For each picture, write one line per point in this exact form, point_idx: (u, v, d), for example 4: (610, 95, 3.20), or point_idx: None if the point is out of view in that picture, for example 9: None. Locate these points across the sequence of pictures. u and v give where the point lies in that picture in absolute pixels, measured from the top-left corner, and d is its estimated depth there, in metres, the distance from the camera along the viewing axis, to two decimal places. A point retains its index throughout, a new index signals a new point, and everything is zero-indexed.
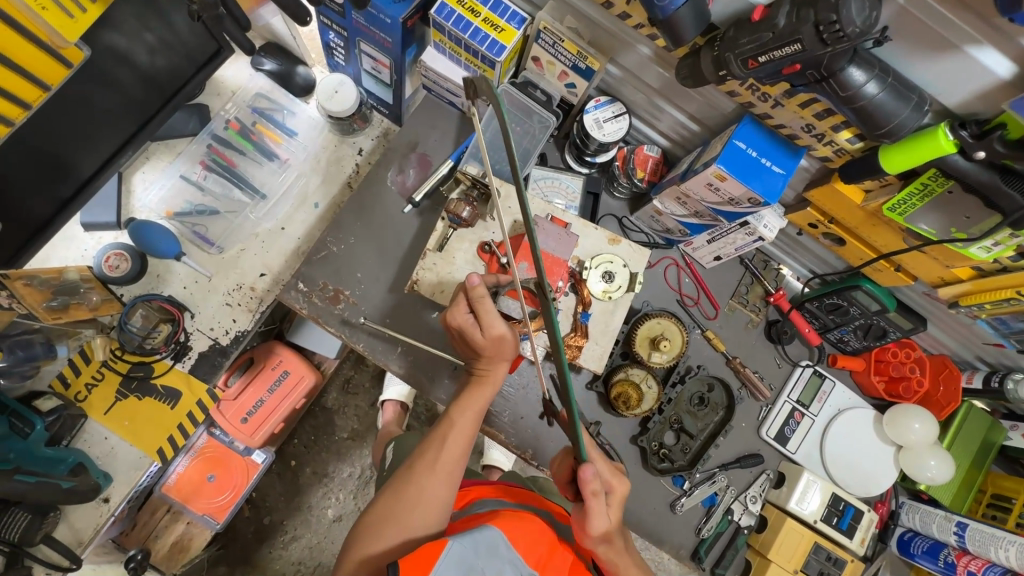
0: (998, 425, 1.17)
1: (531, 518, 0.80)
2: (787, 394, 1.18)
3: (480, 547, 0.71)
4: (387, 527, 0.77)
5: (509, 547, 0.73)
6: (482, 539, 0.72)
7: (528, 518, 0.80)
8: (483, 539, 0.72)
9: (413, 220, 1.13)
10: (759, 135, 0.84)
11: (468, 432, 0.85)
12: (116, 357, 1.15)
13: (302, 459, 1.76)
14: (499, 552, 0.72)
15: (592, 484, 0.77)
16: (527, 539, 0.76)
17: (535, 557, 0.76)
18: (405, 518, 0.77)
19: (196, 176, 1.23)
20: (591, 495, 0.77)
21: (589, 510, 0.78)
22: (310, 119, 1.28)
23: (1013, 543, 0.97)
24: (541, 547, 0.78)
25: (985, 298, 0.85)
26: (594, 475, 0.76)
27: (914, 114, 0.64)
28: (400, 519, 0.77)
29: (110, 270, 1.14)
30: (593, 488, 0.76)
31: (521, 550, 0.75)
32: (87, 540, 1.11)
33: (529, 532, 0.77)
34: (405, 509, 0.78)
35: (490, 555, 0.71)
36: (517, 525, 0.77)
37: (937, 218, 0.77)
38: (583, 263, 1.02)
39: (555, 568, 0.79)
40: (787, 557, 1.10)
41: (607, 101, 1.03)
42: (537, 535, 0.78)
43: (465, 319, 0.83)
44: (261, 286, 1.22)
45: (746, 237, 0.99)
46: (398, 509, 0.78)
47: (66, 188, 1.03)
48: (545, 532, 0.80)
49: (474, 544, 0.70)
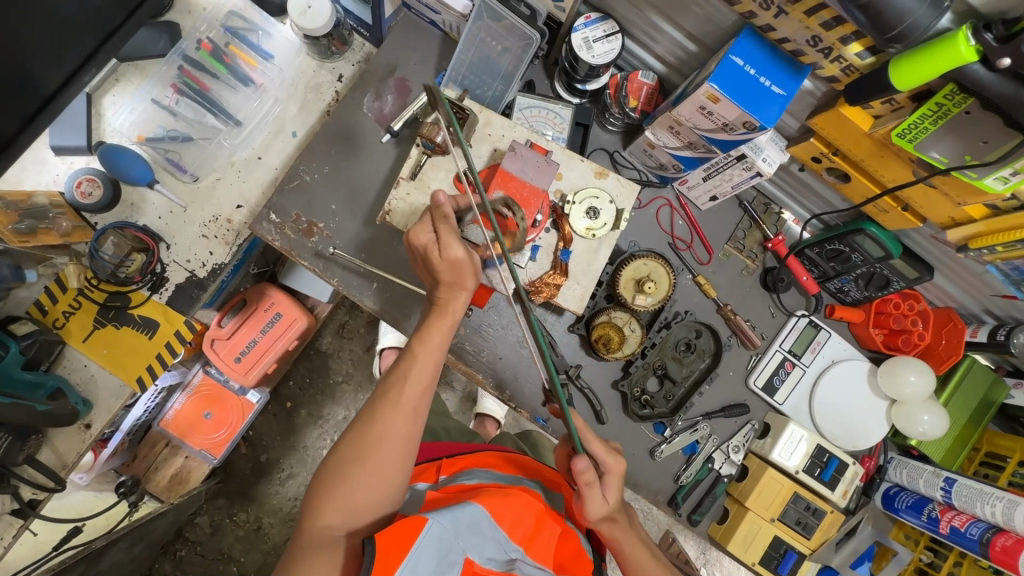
0: (1001, 382, 1.11)
1: (517, 492, 0.79)
2: (780, 343, 1.13)
3: (460, 525, 0.69)
4: (355, 469, 0.73)
5: (492, 525, 0.72)
6: (462, 516, 0.70)
7: (514, 493, 0.78)
8: (464, 516, 0.70)
9: (390, 150, 1.08)
10: (759, 52, 0.76)
11: (433, 364, 0.80)
12: (91, 285, 1.14)
13: (297, 401, 1.77)
14: (481, 530, 0.71)
15: (585, 475, 0.77)
16: (512, 517, 0.75)
17: (521, 530, 0.75)
18: (372, 458, 0.74)
19: (168, 100, 1.17)
20: (584, 484, 0.78)
21: (586, 497, 0.79)
22: (287, 41, 1.20)
23: (1000, 499, 0.94)
24: (527, 522, 0.76)
25: (997, 240, 0.78)
26: (588, 465, 0.77)
27: (930, 11, 0.56)
28: (368, 459, 0.74)
29: (82, 197, 1.10)
30: (586, 480, 0.77)
31: (506, 527, 0.74)
32: (71, 463, 1.13)
33: (514, 508, 0.76)
34: (370, 449, 0.74)
35: (470, 533, 0.69)
36: (502, 500, 0.76)
37: (951, 144, 0.69)
38: (566, 197, 0.96)
39: (543, 542, 0.77)
40: (764, 506, 1.08)
41: (599, 19, 0.94)
42: (523, 509, 0.77)
43: (427, 239, 0.79)
44: (238, 218, 1.18)
45: (743, 173, 0.92)
46: (364, 449, 0.74)
47: (29, 102, 0.91)
48: (531, 505, 0.78)
49: (453, 522, 0.69)
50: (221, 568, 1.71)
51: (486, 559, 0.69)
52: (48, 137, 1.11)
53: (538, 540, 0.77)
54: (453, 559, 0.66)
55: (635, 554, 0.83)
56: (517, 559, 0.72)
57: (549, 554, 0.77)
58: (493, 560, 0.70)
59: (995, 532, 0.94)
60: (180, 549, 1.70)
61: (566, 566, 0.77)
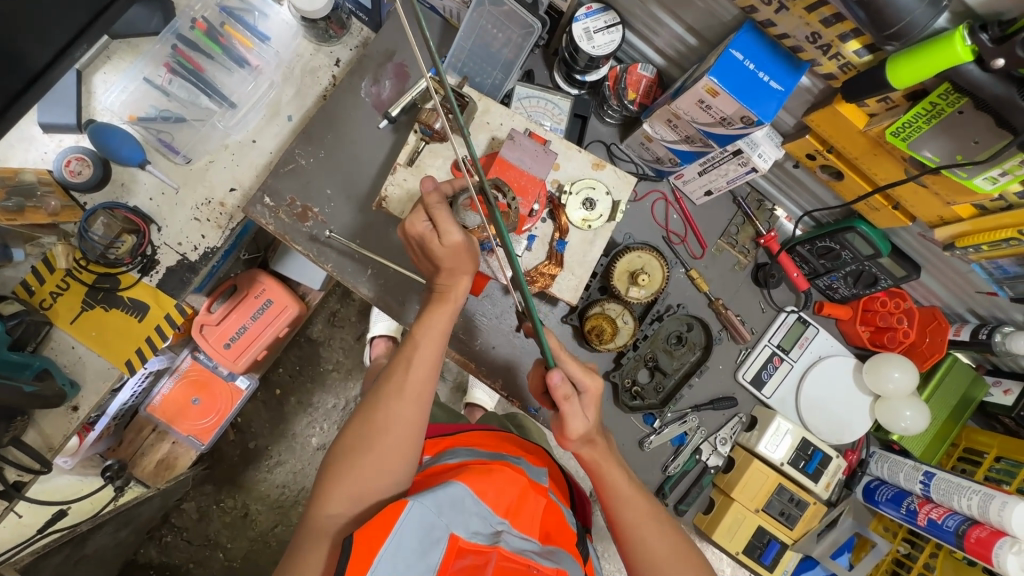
0: (980, 379, 1.13)
1: (501, 468, 0.78)
2: (769, 338, 1.14)
3: (442, 503, 0.69)
4: (362, 456, 0.75)
5: (476, 501, 0.72)
6: (444, 494, 0.70)
7: (497, 469, 0.78)
8: (446, 496, 0.70)
9: (388, 136, 1.07)
10: (759, 47, 0.77)
11: (435, 351, 0.82)
12: (80, 266, 1.12)
13: (286, 388, 1.77)
14: (465, 507, 0.71)
15: (562, 389, 0.79)
16: (498, 488, 0.75)
17: (504, 503, 0.75)
18: (377, 443, 0.75)
19: (161, 79, 1.15)
20: (562, 399, 0.79)
21: (565, 413, 0.81)
22: (284, 23, 1.18)
23: (977, 492, 0.96)
24: (511, 495, 0.76)
25: (982, 239, 0.80)
26: (563, 378, 0.78)
27: (928, 11, 0.56)
28: (373, 447, 0.75)
29: (71, 175, 1.09)
30: (563, 393, 0.79)
31: (489, 501, 0.74)
32: (58, 446, 1.12)
33: (498, 482, 0.76)
34: (374, 437, 0.76)
35: (454, 510, 0.70)
36: (484, 478, 0.75)
37: (942, 144, 0.70)
38: (563, 187, 0.97)
39: (529, 513, 0.77)
40: (750, 496, 1.10)
41: (600, 10, 0.94)
42: (507, 484, 0.77)
43: (422, 228, 0.80)
44: (231, 202, 1.17)
45: (738, 168, 0.93)
46: (370, 438, 0.76)
47: (15, 78, 0.88)
48: (515, 480, 0.78)
49: (436, 502, 0.69)
50: (207, 554, 1.70)
51: (471, 534, 0.70)
52: (37, 114, 1.09)
53: (523, 513, 0.76)
54: (437, 536, 0.67)
55: (615, 479, 0.82)
56: (503, 531, 0.73)
57: (534, 525, 0.76)
58: (478, 534, 0.71)
59: (970, 524, 0.96)
60: (166, 535, 1.69)
61: (552, 536, 0.77)
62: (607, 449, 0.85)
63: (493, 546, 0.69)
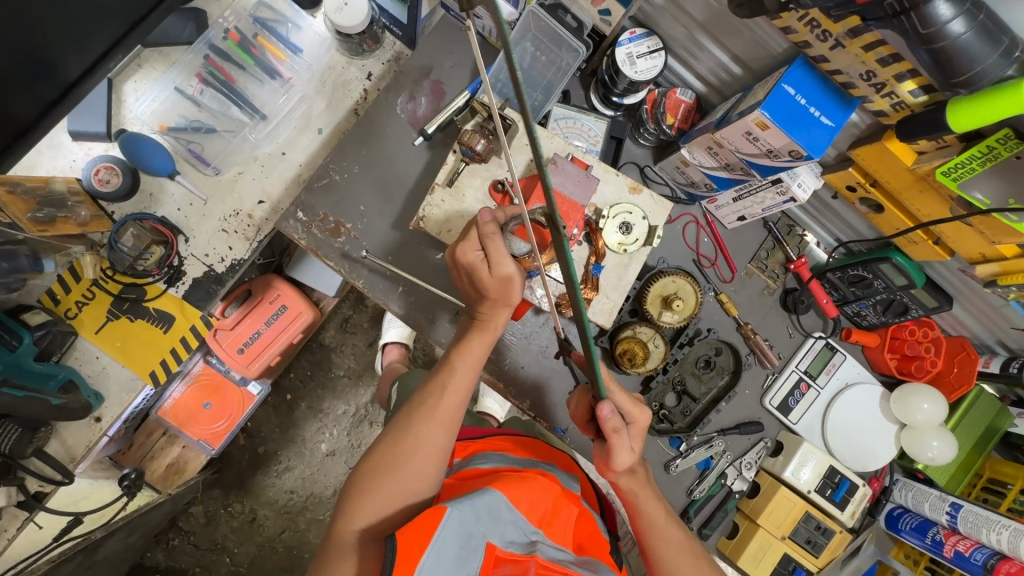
0: (1005, 410, 1.14)
1: (534, 477, 0.78)
2: (796, 364, 1.14)
3: (480, 511, 0.68)
4: (388, 476, 0.74)
5: (511, 509, 0.71)
6: (481, 503, 0.69)
7: (532, 477, 0.77)
8: (483, 504, 0.69)
9: (422, 154, 1.07)
10: (810, 82, 0.77)
11: (469, 378, 0.82)
12: (107, 276, 1.11)
13: (298, 394, 1.76)
14: (500, 515, 0.70)
15: (612, 421, 0.77)
16: (530, 499, 0.74)
17: (538, 513, 0.74)
18: (406, 465, 0.75)
19: (192, 90, 1.14)
20: (612, 432, 0.77)
21: (612, 445, 0.79)
22: (316, 35, 1.17)
23: (1006, 527, 0.95)
24: (545, 504, 0.76)
25: (1022, 279, 0.80)
26: (613, 411, 0.76)
27: (1000, 61, 0.57)
28: (401, 469, 0.74)
29: (99, 184, 1.08)
30: (613, 426, 0.76)
31: (524, 509, 0.73)
32: (79, 456, 1.12)
33: (532, 492, 0.75)
34: (403, 459, 0.75)
35: (490, 519, 0.69)
36: (519, 486, 0.75)
37: (994, 186, 0.70)
38: (601, 211, 0.96)
39: (562, 523, 0.77)
40: (775, 523, 1.10)
41: (643, 35, 0.94)
42: (542, 492, 0.76)
43: (475, 256, 0.79)
44: (260, 213, 1.16)
45: (776, 197, 0.93)
46: (398, 459, 0.75)
47: (50, 88, 0.84)
48: (550, 489, 0.78)
49: (474, 510, 0.68)
50: (214, 559, 1.69)
51: (506, 543, 0.69)
52: (66, 121, 1.07)
53: (557, 523, 0.76)
54: (474, 544, 0.66)
55: (651, 510, 0.82)
56: (538, 541, 0.72)
57: (567, 535, 0.76)
58: (514, 543, 0.70)
59: (999, 558, 0.96)
60: (173, 539, 1.67)
61: (585, 547, 0.76)
62: (647, 479, 0.85)
63: (530, 554, 0.68)
